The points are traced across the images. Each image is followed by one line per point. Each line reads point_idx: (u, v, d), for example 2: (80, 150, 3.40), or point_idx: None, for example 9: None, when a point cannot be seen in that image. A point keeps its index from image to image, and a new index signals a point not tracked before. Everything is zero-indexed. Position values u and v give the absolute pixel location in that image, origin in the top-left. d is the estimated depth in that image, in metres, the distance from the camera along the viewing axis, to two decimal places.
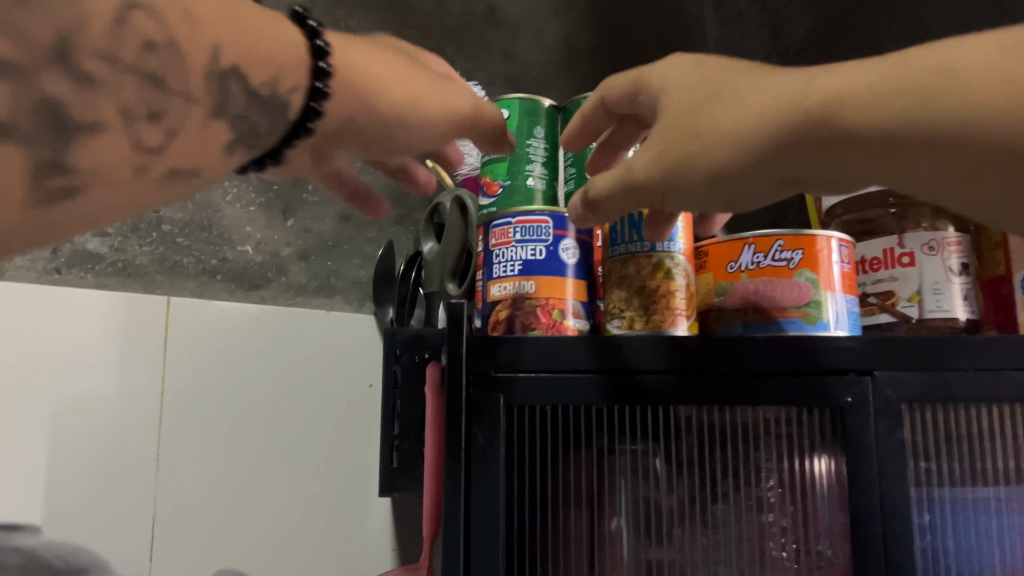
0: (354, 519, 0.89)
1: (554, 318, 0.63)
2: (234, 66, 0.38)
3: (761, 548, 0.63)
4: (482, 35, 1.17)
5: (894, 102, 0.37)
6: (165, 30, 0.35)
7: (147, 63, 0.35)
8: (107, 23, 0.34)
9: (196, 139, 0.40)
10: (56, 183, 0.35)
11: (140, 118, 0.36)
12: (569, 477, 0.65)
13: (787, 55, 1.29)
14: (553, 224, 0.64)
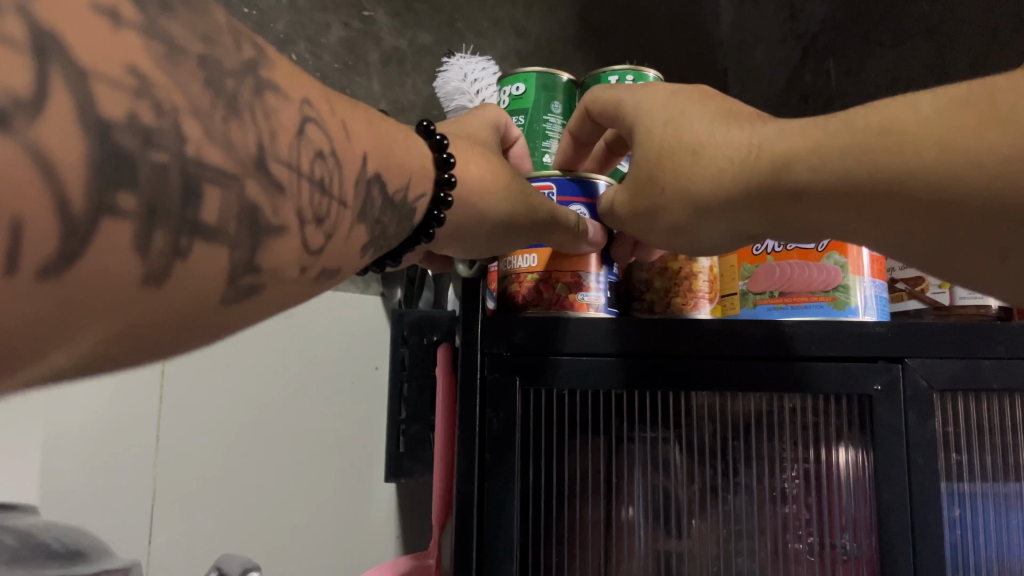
0: (360, 505, 0.88)
1: (557, 293, 0.59)
2: (377, 174, 0.42)
3: (779, 542, 0.61)
4: (492, 10, 1.14)
5: (834, 160, 0.41)
6: (326, 139, 0.37)
7: (317, 170, 0.36)
8: (291, 129, 0.34)
9: (337, 246, 0.39)
10: (244, 284, 0.32)
11: (310, 220, 0.36)
12: (585, 467, 0.62)
13: (805, 37, 1.26)
14: (558, 190, 0.59)
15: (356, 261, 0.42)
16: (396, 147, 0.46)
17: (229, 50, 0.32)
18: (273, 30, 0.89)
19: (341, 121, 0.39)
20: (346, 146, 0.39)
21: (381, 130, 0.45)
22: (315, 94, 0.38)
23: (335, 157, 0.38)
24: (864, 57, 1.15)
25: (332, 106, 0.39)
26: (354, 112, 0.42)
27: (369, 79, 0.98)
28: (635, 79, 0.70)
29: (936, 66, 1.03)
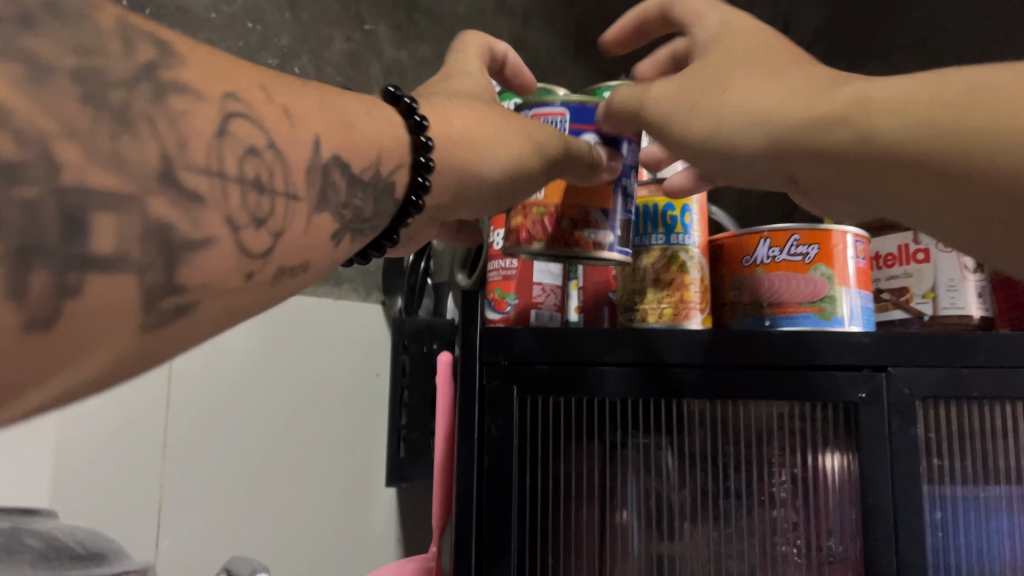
0: (363, 509, 0.90)
1: (563, 228, 0.54)
2: (334, 156, 0.42)
3: (769, 546, 0.63)
4: (492, 22, 1.16)
5: (922, 113, 0.36)
6: (262, 133, 0.37)
7: (249, 167, 0.36)
8: (208, 131, 0.34)
9: (293, 240, 0.39)
10: (169, 305, 0.31)
11: (245, 222, 0.35)
12: (580, 471, 0.65)
13: None
14: (568, 117, 0.56)
15: (331, 254, 0.43)
16: (359, 123, 0.45)
17: (114, 57, 0.31)
18: (276, 44, 0.91)
19: (281, 106, 0.39)
20: (289, 136, 0.39)
21: (338, 107, 0.44)
22: (249, 90, 0.37)
23: (274, 149, 0.37)
24: (857, 67, 1.17)
25: (268, 91, 0.39)
26: (300, 95, 0.41)
27: (371, 91, 1.00)
28: None
29: None
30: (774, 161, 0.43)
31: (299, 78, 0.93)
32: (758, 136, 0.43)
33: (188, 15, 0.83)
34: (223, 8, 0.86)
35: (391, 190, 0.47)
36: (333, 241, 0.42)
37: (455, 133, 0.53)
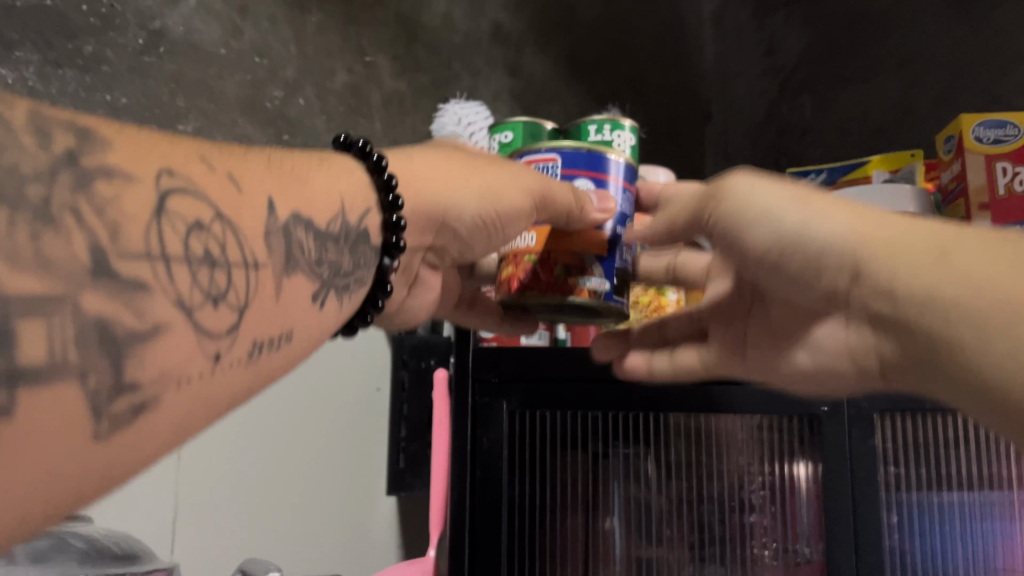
0: (365, 518, 0.94)
1: (554, 276, 0.49)
2: (292, 214, 0.39)
3: (742, 547, 0.68)
4: (488, 51, 1.21)
5: (989, 291, 0.33)
6: (204, 204, 0.33)
7: (196, 241, 0.32)
8: (143, 215, 0.30)
9: (263, 311, 0.37)
10: (123, 406, 0.28)
11: (199, 301, 0.32)
12: (566, 479, 0.70)
13: (783, 72, 1.33)
14: (561, 162, 0.51)
15: (316, 318, 0.42)
16: (313, 177, 0.43)
17: (33, 151, 0.27)
18: (282, 76, 0.97)
19: (224, 173, 0.36)
20: (234, 201, 0.35)
21: (286, 162, 0.41)
22: (190, 162, 0.34)
23: (222, 219, 0.34)
24: (836, 91, 1.22)
25: (209, 161, 0.35)
26: (242, 158, 0.38)
27: (372, 120, 1.06)
28: (613, 129, 0.77)
29: (902, 102, 1.12)
30: (780, 249, 0.43)
31: (303, 108, 0.99)
32: (783, 224, 0.42)
33: (200, 51, 0.89)
34: (233, 44, 0.92)
35: (365, 235, 0.47)
36: (311, 301, 0.41)
37: (426, 184, 0.52)
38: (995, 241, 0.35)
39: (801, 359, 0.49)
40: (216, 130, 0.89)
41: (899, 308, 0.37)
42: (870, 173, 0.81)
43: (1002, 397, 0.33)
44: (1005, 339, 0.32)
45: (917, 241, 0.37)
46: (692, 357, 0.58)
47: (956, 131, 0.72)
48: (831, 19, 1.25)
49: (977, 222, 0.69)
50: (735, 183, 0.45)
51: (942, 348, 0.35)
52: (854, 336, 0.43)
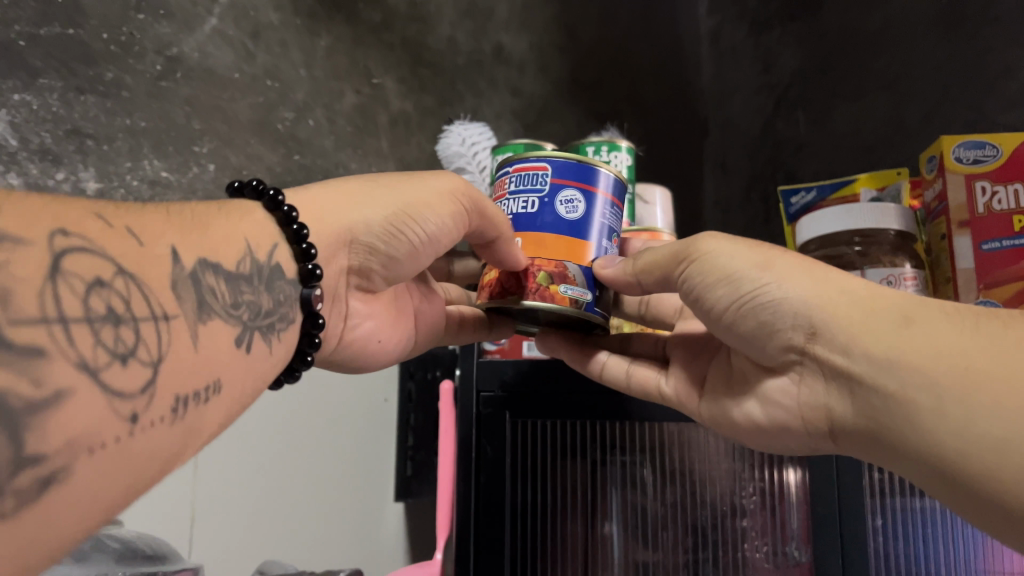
0: (374, 524, 0.97)
1: (537, 282, 0.53)
2: (198, 261, 0.41)
3: (734, 550, 0.71)
4: (490, 71, 1.25)
5: (935, 360, 0.42)
6: (104, 262, 0.34)
7: (97, 301, 0.33)
8: (38, 277, 0.31)
9: (181, 363, 0.38)
10: (26, 481, 0.28)
11: (107, 362, 0.33)
12: (566, 486, 0.74)
13: (777, 88, 1.36)
14: (551, 171, 0.54)
15: (241, 364, 0.44)
16: (215, 224, 0.45)
17: None
18: (292, 99, 1.01)
19: (123, 228, 0.37)
20: (136, 254, 0.37)
21: (186, 214, 0.43)
22: (87, 220, 0.35)
23: (123, 273, 0.35)
24: (829, 108, 1.25)
25: (105, 217, 0.36)
26: (142, 211, 0.40)
27: (379, 139, 1.10)
28: (610, 150, 0.81)
29: (893, 118, 1.15)
30: (748, 307, 0.51)
31: (313, 129, 1.02)
32: (748, 284, 0.50)
33: (214, 76, 0.93)
34: (246, 68, 0.96)
35: (280, 269, 0.49)
36: (232, 346, 0.43)
37: (328, 207, 0.54)
38: (954, 315, 0.43)
39: (754, 410, 0.55)
40: (229, 151, 0.93)
41: (865, 369, 0.45)
42: (857, 190, 0.84)
43: (955, 462, 0.40)
44: (958, 405, 0.40)
45: (883, 310, 0.45)
46: (648, 377, 0.64)
47: (937, 152, 0.76)
48: (823, 38, 1.28)
49: (958, 237, 0.72)
50: (711, 244, 0.53)
51: (901, 407, 0.43)
52: (805, 391, 0.50)
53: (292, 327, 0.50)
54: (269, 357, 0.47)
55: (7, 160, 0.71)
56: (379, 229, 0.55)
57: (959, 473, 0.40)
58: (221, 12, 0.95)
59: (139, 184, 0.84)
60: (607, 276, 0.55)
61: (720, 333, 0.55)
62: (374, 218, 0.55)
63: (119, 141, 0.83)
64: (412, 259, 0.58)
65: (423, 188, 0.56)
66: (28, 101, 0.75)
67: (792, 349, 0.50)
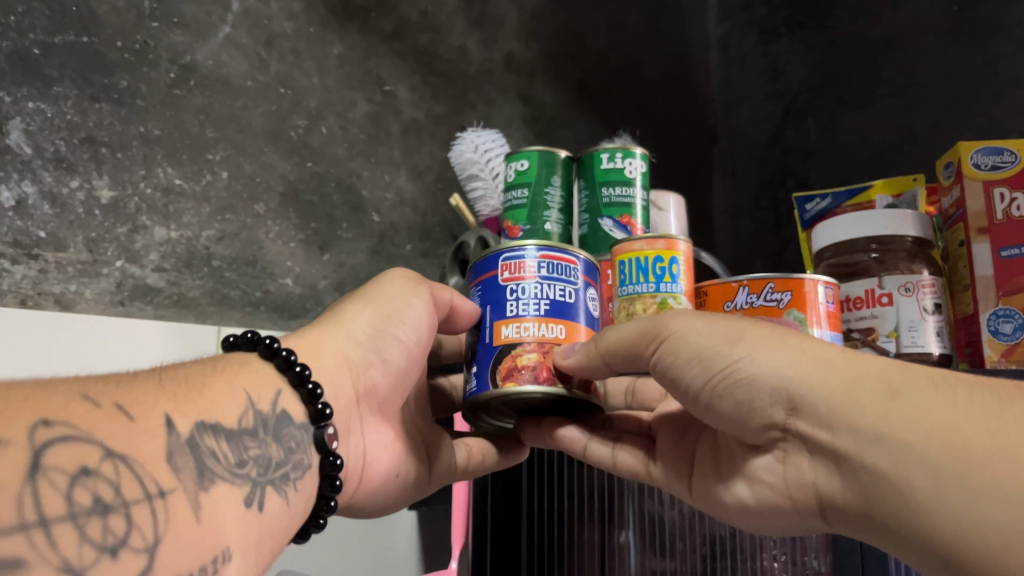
0: (387, 531, 0.97)
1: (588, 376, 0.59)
2: (196, 424, 0.44)
3: (753, 560, 0.71)
4: (501, 79, 1.25)
5: (926, 436, 0.42)
6: (93, 449, 0.37)
7: (82, 492, 0.35)
8: (15, 480, 0.33)
9: (184, 538, 0.39)
10: None
11: (93, 560, 0.34)
12: (582, 492, 0.78)
13: (787, 96, 1.36)
14: (582, 268, 0.59)
15: (257, 520, 0.46)
16: (211, 382, 0.48)
17: None
18: (305, 107, 1.00)
19: (114, 405, 0.40)
20: (125, 433, 0.39)
21: (180, 379, 0.46)
22: (70, 406, 0.37)
23: (111, 456, 0.37)
24: (838, 115, 1.25)
25: (95, 397, 0.39)
26: (134, 386, 0.42)
27: (391, 147, 1.09)
28: (624, 156, 0.81)
29: (903, 126, 1.14)
30: (723, 382, 0.52)
31: (326, 136, 1.02)
32: (721, 360, 0.51)
33: (228, 84, 0.93)
34: (259, 77, 0.96)
35: (288, 416, 0.52)
36: (243, 505, 0.45)
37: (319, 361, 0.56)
38: (941, 387, 0.44)
39: (742, 491, 0.56)
40: (243, 159, 0.93)
41: (853, 445, 0.45)
42: (873, 197, 0.84)
43: (953, 544, 0.41)
44: (958, 486, 0.41)
45: (862, 387, 0.46)
46: (636, 462, 0.66)
47: (955, 158, 0.75)
48: (832, 46, 1.28)
49: (976, 245, 0.72)
50: (678, 321, 0.54)
51: (895, 487, 0.43)
52: (792, 471, 0.51)
53: (309, 473, 0.52)
54: (287, 509, 0.49)
55: (21, 169, 0.75)
56: (366, 339, 0.61)
57: (957, 555, 0.41)
58: (234, 20, 0.95)
59: (153, 192, 0.84)
60: (571, 366, 0.56)
61: (694, 404, 0.55)
62: (360, 331, 0.61)
63: (133, 148, 0.83)
64: (400, 372, 0.64)
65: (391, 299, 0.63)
66: (43, 110, 0.77)
67: (774, 426, 0.51)
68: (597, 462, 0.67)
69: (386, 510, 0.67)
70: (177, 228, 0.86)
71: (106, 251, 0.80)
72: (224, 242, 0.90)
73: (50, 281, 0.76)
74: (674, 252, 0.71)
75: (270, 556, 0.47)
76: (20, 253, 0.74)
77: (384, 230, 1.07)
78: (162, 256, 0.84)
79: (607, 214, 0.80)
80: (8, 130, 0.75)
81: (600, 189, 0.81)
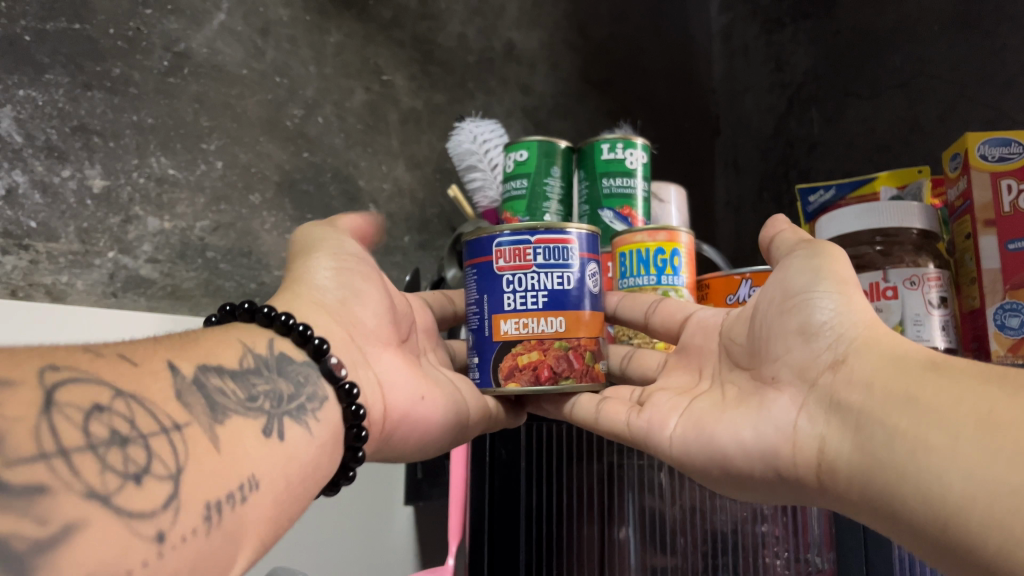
0: (384, 526, 0.96)
1: (586, 362, 0.59)
2: (198, 368, 0.43)
3: (755, 556, 0.71)
4: (501, 69, 1.23)
5: (954, 406, 0.42)
6: (102, 388, 0.36)
7: (97, 424, 0.35)
8: (28, 415, 0.32)
9: (208, 468, 0.39)
10: None
11: (120, 484, 0.33)
12: (582, 489, 0.77)
13: (790, 87, 1.34)
14: (579, 246, 0.59)
15: (281, 450, 0.45)
16: (204, 337, 0.47)
17: None
18: (302, 96, 0.99)
19: (115, 355, 0.39)
20: (130, 375, 0.39)
21: (174, 337, 0.45)
22: (74, 356, 0.37)
23: (121, 395, 0.37)
24: (843, 106, 1.24)
25: (94, 349, 0.39)
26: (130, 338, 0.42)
27: (390, 137, 1.08)
28: (625, 146, 0.80)
29: (908, 117, 1.13)
30: (799, 309, 0.54)
31: (323, 126, 1.01)
32: (796, 287, 0.54)
33: (224, 72, 0.92)
34: (255, 65, 0.95)
35: (288, 356, 0.52)
36: (262, 436, 0.44)
37: None
38: (985, 373, 0.43)
39: (744, 432, 0.54)
40: (238, 148, 0.91)
41: (879, 406, 0.46)
42: (877, 188, 0.83)
43: (953, 506, 0.39)
44: (975, 449, 0.39)
45: (909, 364, 0.47)
46: (618, 414, 0.63)
47: (961, 149, 0.74)
48: (836, 36, 1.26)
49: (983, 238, 0.70)
50: (800, 257, 0.56)
51: (910, 446, 0.43)
52: (795, 445, 0.51)
53: (327, 404, 0.52)
54: (311, 438, 0.48)
55: (11, 157, 0.74)
56: (336, 283, 0.61)
57: (956, 518, 0.39)
58: (230, 7, 0.93)
59: (146, 181, 0.83)
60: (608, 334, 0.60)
61: (764, 336, 0.57)
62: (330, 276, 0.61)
63: (127, 137, 0.82)
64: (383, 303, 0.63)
65: (342, 245, 0.62)
66: (34, 97, 0.76)
67: (814, 370, 0.52)
68: (584, 420, 0.66)
69: (423, 452, 0.65)
70: (171, 218, 0.84)
71: (98, 242, 0.79)
72: (218, 232, 0.88)
73: (41, 272, 0.74)
74: (676, 244, 0.70)
75: (299, 498, 0.46)
76: (10, 243, 0.73)
77: (382, 222, 1.05)
78: (155, 247, 0.83)
79: (607, 206, 0.79)
80: None
81: (600, 180, 0.79)
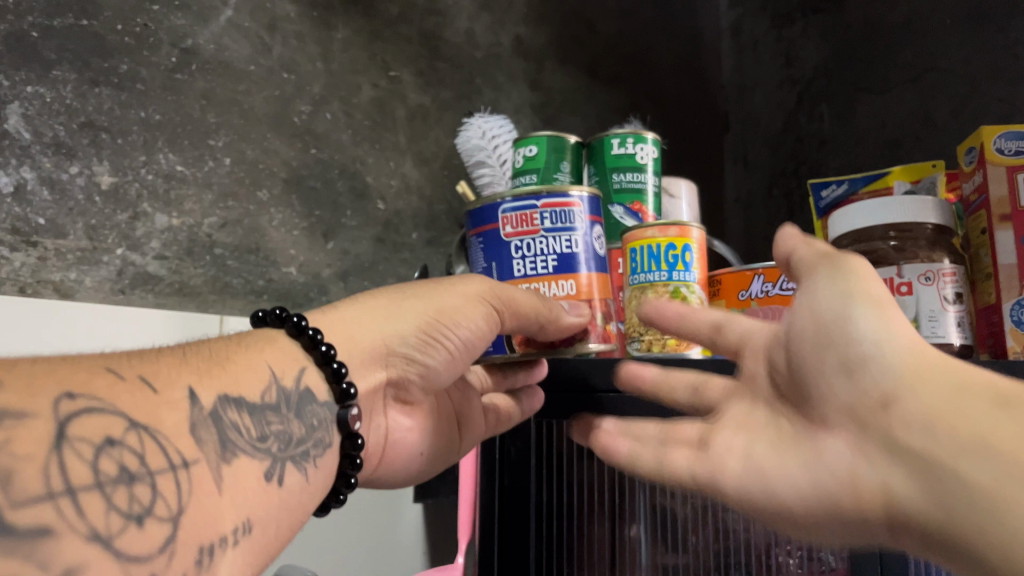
0: (392, 523, 0.95)
1: (598, 325, 0.59)
2: (218, 398, 0.42)
3: (768, 556, 0.74)
4: (509, 65, 1.23)
5: None
6: (118, 420, 0.36)
7: (106, 460, 0.34)
8: (39, 451, 0.32)
9: (207, 509, 0.39)
10: None
11: (121, 527, 0.34)
12: (594, 488, 0.77)
13: (800, 82, 1.34)
14: (584, 209, 0.58)
15: (277, 496, 0.45)
16: (235, 357, 0.46)
17: None
18: (309, 92, 0.99)
19: (136, 378, 0.39)
20: (148, 405, 0.38)
21: (204, 353, 0.44)
22: (94, 379, 0.36)
23: (135, 427, 0.36)
24: (854, 102, 1.23)
25: (117, 369, 0.38)
26: (154, 357, 0.41)
27: (397, 133, 1.07)
28: (635, 141, 0.79)
29: (920, 112, 1.12)
30: (813, 344, 0.45)
31: (330, 122, 1.00)
32: None
33: (231, 68, 0.91)
34: (262, 61, 0.94)
35: (311, 394, 0.49)
36: (264, 480, 0.44)
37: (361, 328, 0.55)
38: None
39: None
40: (246, 145, 0.91)
41: None
42: (891, 183, 0.82)
43: None
44: None
45: None
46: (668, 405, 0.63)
47: (977, 144, 0.73)
48: (846, 31, 1.25)
49: (999, 233, 0.69)
50: (824, 276, 0.46)
51: None
52: None
53: (329, 452, 0.50)
54: (307, 483, 0.48)
55: (19, 154, 0.73)
56: None
57: None
58: (237, 3, 0.93)
59: (154, 178, 0.83)
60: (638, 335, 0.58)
61: None
62: (409, 330, 0.56)
63: (134, 134, 0.82)
64: (450, 369, 0.58)
65: (450, 295, 0.56)
66: (41, 94, 0.75)
67: None
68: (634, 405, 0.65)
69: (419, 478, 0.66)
70: (179, 215, 0.84)
71: (106, 239, 0.79)
72: (226, 229, 0.88)
73: (49, 269, 0.74)
74: (687, 240, 0.70)
75: (293, 512, 0.46)
76: (18, 240, 0.72)
77: (390, 218, 1.05)
78: (163, 244, 0.83)
79: (618, 201, 0.78)
80: (6, 115, 0.73)
81: (611, 175, 0.79)
